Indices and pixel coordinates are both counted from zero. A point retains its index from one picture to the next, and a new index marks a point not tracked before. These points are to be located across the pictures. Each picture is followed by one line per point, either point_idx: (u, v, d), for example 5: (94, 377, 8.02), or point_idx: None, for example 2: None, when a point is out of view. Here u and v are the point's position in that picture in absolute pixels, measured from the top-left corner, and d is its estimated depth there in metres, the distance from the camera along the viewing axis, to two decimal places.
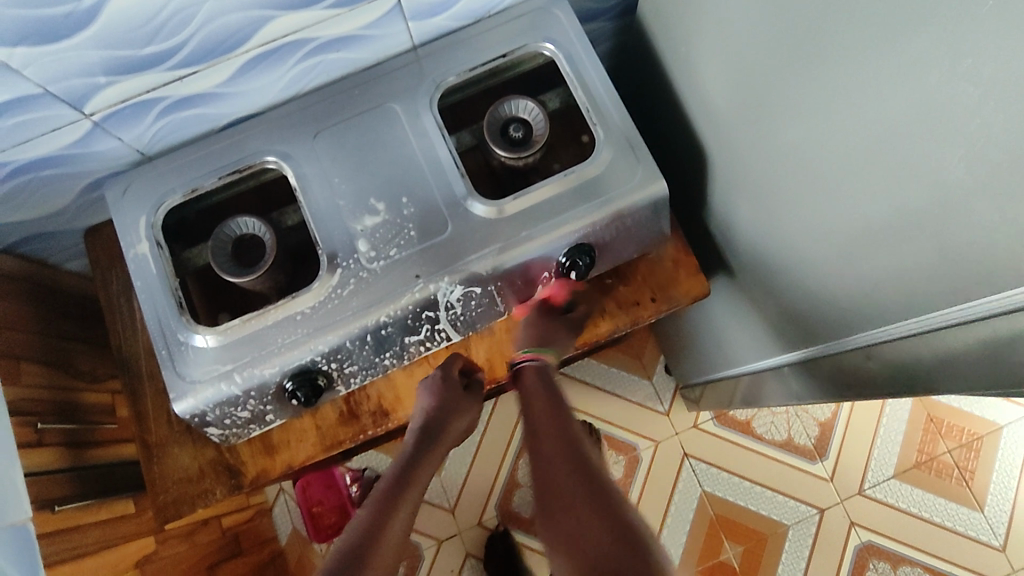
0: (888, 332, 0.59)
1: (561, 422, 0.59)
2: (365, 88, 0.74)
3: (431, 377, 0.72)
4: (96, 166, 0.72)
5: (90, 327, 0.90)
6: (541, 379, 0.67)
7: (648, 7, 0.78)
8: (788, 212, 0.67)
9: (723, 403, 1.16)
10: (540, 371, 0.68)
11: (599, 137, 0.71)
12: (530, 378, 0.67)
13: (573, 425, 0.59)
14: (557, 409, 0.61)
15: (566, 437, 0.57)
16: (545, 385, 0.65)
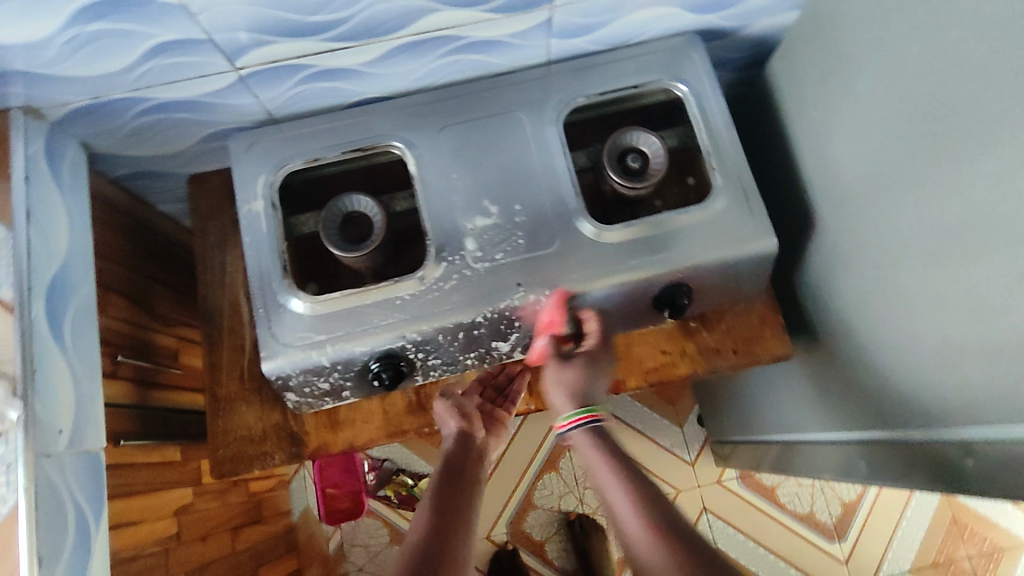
0: (963, 433, 0.59)
1: (640, 490, 0.62)
2: (495, 93, 0.75)
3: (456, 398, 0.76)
4: (225, 118, 0.73)
5: (169, 270, 0.91)
6: (602, 454, 0.67)
7: (781, 66, 0.79)
8: (890, 292, 0.67)
9: (753, 466, 1.14)
10: (602, 443, 0.68)
11: (717, 182, 0.72)
12: (590, 456, 0.68)
13: (654, 501, 0.62)
14: (630, 473, 0.65)
15: (647, 514, 0.60)
16: (616, 471, 0.65)
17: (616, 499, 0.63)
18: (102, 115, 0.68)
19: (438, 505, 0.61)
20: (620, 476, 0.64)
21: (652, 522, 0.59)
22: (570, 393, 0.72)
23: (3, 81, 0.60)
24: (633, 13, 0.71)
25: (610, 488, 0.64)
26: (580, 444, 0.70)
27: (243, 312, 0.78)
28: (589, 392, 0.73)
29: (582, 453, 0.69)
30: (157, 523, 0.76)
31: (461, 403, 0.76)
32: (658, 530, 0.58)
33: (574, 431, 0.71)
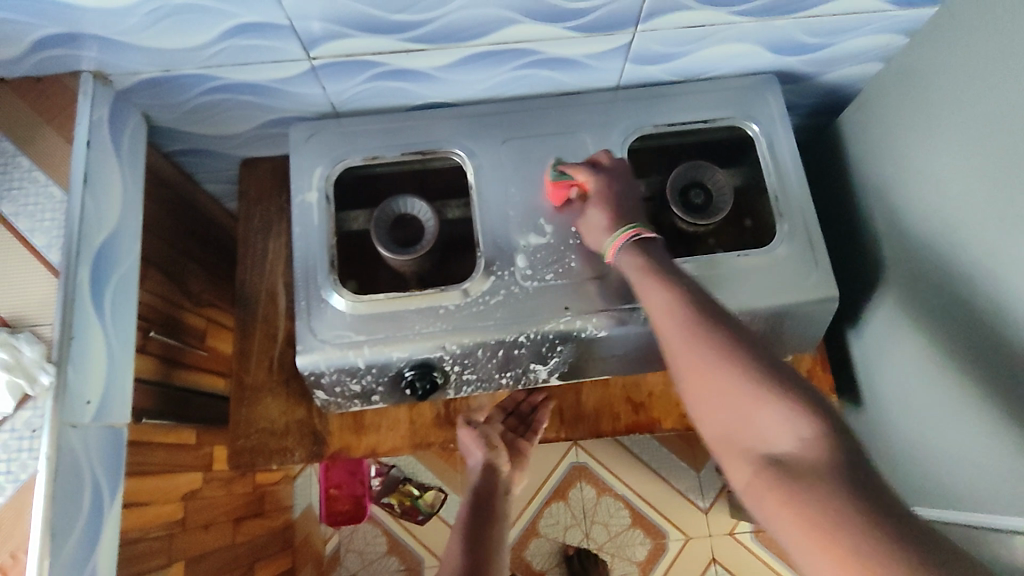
0: (1018, 521, 0.57)
1: (687, 290, 0.54)
2: (561, 112, 0.73)
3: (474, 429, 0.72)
4: (288, 106, 0.72)
5: (206, 249, 0.89)
6: (637, 260, 0.57)
7: (858, 118, 0.76)
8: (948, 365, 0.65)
9: None
10: (643, 249, 0.58)
11: (781, 230, 0.70)
12: (630, 271, 0.58)
13: (700, 295, 0.53)
14: (673, 271, 0.55)
15: (703, 333, 0.50)
16: (659, 277, 0.55)
17: (666, 317, 0.53)
18: (167, 89, 0.66)
19: (468, 543, 0.60)
20: (661, 271, 0.56)
21: (709, 336, 0.50)
22: (610, 223, 0.62)
23: (76, 43, 0.59)
24: (714, 48, 0.70)
25: (650, 294, 0.55)
26: (622, 261, 0.59)
27: (280, 301, 0.77)
28: (627, 211, 0.62)
29: (625, 266, 0.58)
30: (164, 506, 0.73)
31: (484, 432, 0.72)
32: (706, 324, 0.50)
33: (620, 253, 0.59)
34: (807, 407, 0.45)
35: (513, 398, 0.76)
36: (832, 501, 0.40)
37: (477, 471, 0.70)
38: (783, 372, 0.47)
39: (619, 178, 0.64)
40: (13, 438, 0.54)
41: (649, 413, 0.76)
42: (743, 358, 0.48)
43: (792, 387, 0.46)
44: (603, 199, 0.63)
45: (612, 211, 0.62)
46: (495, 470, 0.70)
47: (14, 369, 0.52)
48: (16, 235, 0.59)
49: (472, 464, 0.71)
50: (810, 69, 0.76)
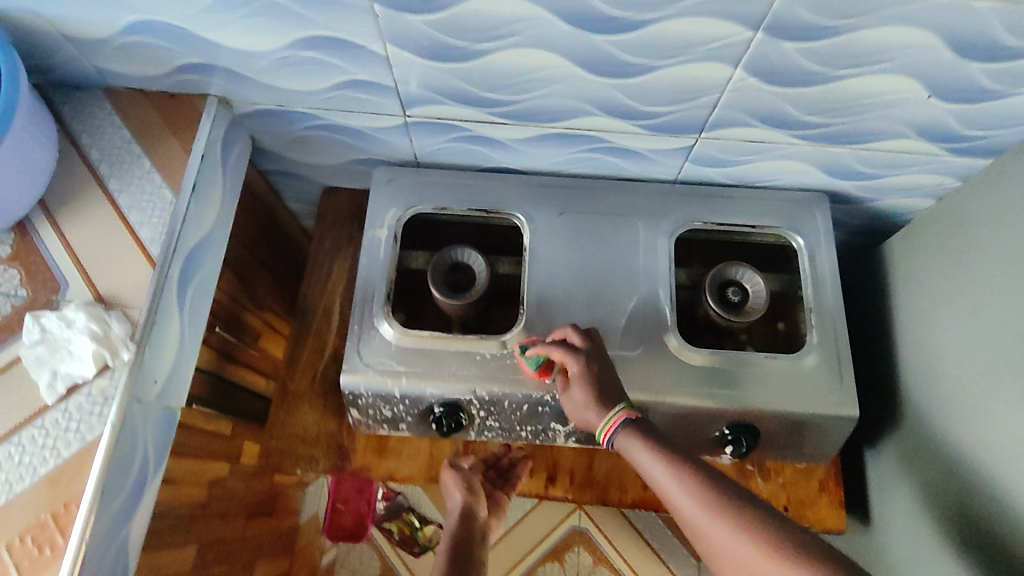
0: None
1: (682, 460, 0.56)
2: (619, 194, 0.78)
3: (456, 472, 0.77)
4: (376, 150, 0.79)
5: (276, 259, 0.97)
6: (636, 439, 0.59)
7: (904, 247, 0.80)
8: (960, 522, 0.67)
9: None
10: (637, 428, 0.60)
11: (811, 340, 0.74)
12: (627, 452, 0.60)
13: (691, 462, 0.56)
14: (664, 447, 0.58)
15: (712, 505, 0.53)
16: (653, 449, 0.58)
17: (669, 490, 0.56)
18: (276, 119, 0.75)
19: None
20: (655, 445, 0.58)
21: (717, 507, 0.52)
22: (596, 405, 0.62)
23: (209, 72, 0.68)
24: (771, 161, 0.75)
25: (653, 475, 0.57)
26: (621, 443, 0.60)
27: (333, 319, 0.84)
28: (609, 393, 0.63)
29: (621, 452, 0.60)
30: (193, 488, 0.79)
31: (467, 476, 0.77)
32: (711, 498, 0.53)
33: (619, 436, 0.61)
34: (823, 563, 0.47)
35: (492, 453, 0.80)
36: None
37: (456, 513, 0.75)
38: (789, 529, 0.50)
39: (596, 357, 0.66)
40: (87, 402, 0.61)
41: (657, 491, 0.79)
42: (755, 530, 0.50)
43: (779, 532, 0.50)
44: (588, 382, 0.63)
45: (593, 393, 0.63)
46: (473, 516, 0.75)
47: (100, 342, 0.60)
48: (126, 226, 0.66)
49: (452, 504, 0.76)
50: (861, 194, 0.80)
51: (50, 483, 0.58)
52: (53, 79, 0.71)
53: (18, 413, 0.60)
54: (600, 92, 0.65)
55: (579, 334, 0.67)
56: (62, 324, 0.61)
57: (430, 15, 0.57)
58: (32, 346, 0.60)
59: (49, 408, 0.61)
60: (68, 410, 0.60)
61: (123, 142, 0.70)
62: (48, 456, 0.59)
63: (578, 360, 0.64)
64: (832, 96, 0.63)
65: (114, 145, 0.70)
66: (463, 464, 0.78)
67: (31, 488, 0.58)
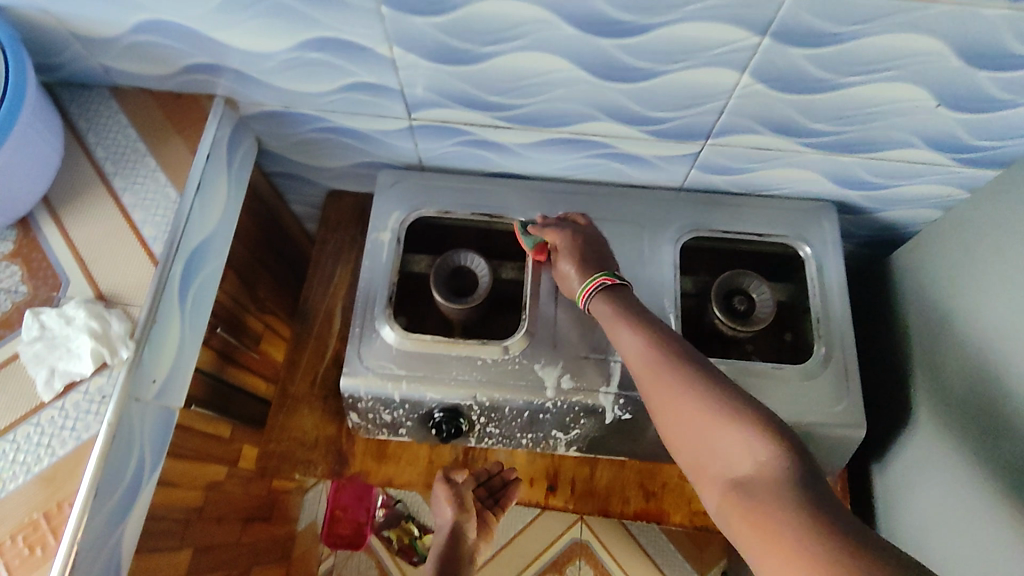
0: None
1: (655, 331, 0.60)
2: (623, 200, 0.78)
3: (445, 488, 0.74)
4: (380, 153, 0.79)
5: (279, 262, 0.97)
6: (614, 308, 0.63)
7: (912, 258, 0.79)
8: (957, 508, 0.67)
9: None
10: (616, 300, 0.64)
11: (818, 350, 0.73)
12: (605, 318, 0.64)
13: (661, 332, 0.60)
14: (642, 317, 0.62)
15: (667, 363, 0.56)
16: (627, 317, 0.62)
17: (634, 353, 0.59)
18: (281, 121, 0.75)
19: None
20: (631, 313, 0.62)
21: (671, 365, 0.56)
22: (583, 270, 0.67)
23: (215, 72, 0.68)
24: (778, 169, 0.74)
25: (625, 338, 0.61)
26: (599, 312, 0.65)
27: (335, 322, 0.83)
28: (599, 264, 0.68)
29: (601, 317, 0.64)
30: (189, 491, 0.78)
31: (458, 492, 0.74)
32: (668, 358, 0.57)
33: (596, 301, 0.65)
34: (758, 422, 0.49)
35: (486, 472, 0.77)
36: (785, 505, 0.44)
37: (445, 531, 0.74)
38: (738, 393, 0.52)
39: (580, 232, 0.71)
40: (84, 400, 0.60)
41: (660, 503, 0.78)
42: (707, 389, 0.53)
43: (728, 396, 0.52)
44: (580, 255, 0.68)
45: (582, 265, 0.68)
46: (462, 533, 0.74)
47: (99, 339, 0.60)
48: (129, 224, 0.66)
49: (442, 521, 0.74)
50: (869, 203, 0.79)
51: (44, 483, 0.58)
52: (61, 78, 0.71)
53: (14, 411, 0.60)
54: (606, 96, 0.65)
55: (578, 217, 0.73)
56: (62, 322, 0.60)
57: (436, 17, 0.57)
58: (31, 343, 0.60)
59: (46, 406, 0.60)
60: (65, 408, 0.60)
61: (129, 141, 0.70)
62: (42, 454, 0.58)
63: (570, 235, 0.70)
64: (839, 104, 0.63)
65: (120, 144, 0.70)
66: (456, 479, 0.75)
67: (24, 486, 0.58)
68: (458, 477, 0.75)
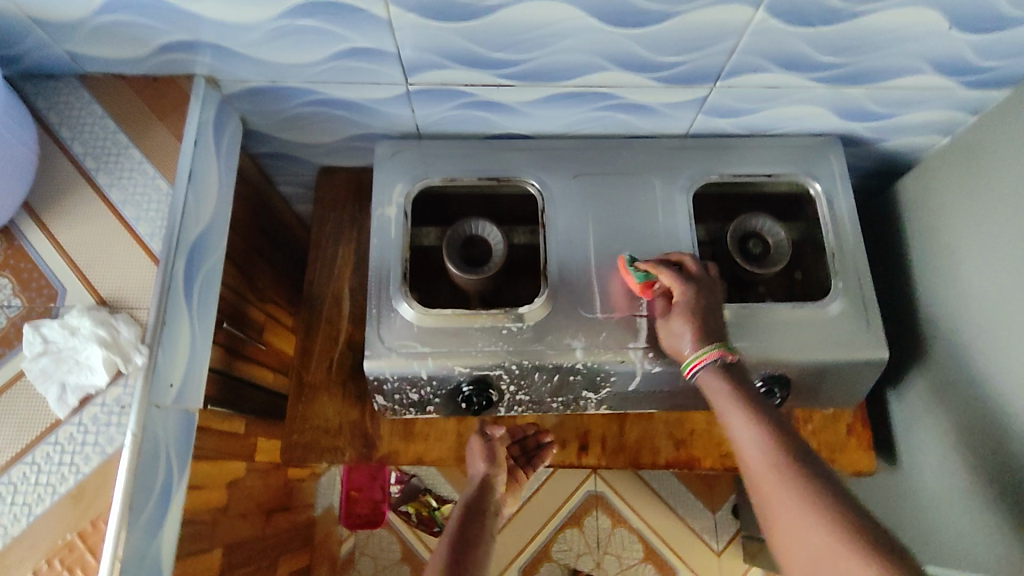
0: None
1: (775, 425, 0.55)
2: (630, 152, 0.76)
3: (481, 442, 0.73)
4: (375, 123, 0.75)
5: (273, 247, 0.93)
6: (727, 387, 0.60)
7: (919, 186, 0.79)
8: (979, 425, 0.70)
9: None
10: (730, 374, 0.60)
11: (836, 287, 0.73)
12: (715, 396, 0.60)
13: (784, 425, 0.56)
14: (759, 404, 0.57)
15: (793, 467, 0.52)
16: (747, 402, 0.58)
17: (749, 445, 0.55)
18: (268, 98, 0.71)
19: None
20: (746, 392, 0.59)
21: (799, 471, 0.52)
22: (695, 334, 0.62)
23: (194, 50, 0.63)
24: (785, 108, 0.73)
25: (736, 427, 0.57)
26: (709, 385, 0.61)
27: (344, 304, 0.81)
28: (714, 327, 0.63)
29: (710, 394, 0.61)
30: (213, 492, 0.76)
31: (492, 446, 0.72)
32: (794, 460, 0.52)
33: (705, 371, 0.61)
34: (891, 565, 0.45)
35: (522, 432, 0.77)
36: None
37: (474, 483, 0.70)
38: (868, 519, 0.48)
39: (705, 288, 0.65)
40: (103, 412, 0.57)
41: (690, 450, 0.79)
42: (832, 512, 0.49)
43: (861, 526, 0.47)
44: (694, 311, 0.63)
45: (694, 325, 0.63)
46: (491, 487, 0.70)
47: (111, 348, 0.56)
48: (122, 222, 0.62)
49: (474, 474, 0.71)
50: (873, 135, 0.79)
51: (73, 501, 0.55)
52: (21, 69, 0.65)
53: (28, 430, 0.56)
54: (615, 44, 0.62)
55: (698, 265, 0.66)
56: (66, 333, 0.57)
57: None
58: (36, 359, 0.56)
59: (62, 423, 0.57)
60: (83, 423, 0.57)
61: (107, 133, 0.65)
62: (67, 473, 0.55)
63: (689, 288, 0.64)
64: (852, 34, 0.62)
65: (98, 137, 0.65)
66: (492, 433, 0.74)
67: (51, 508, 0.55)
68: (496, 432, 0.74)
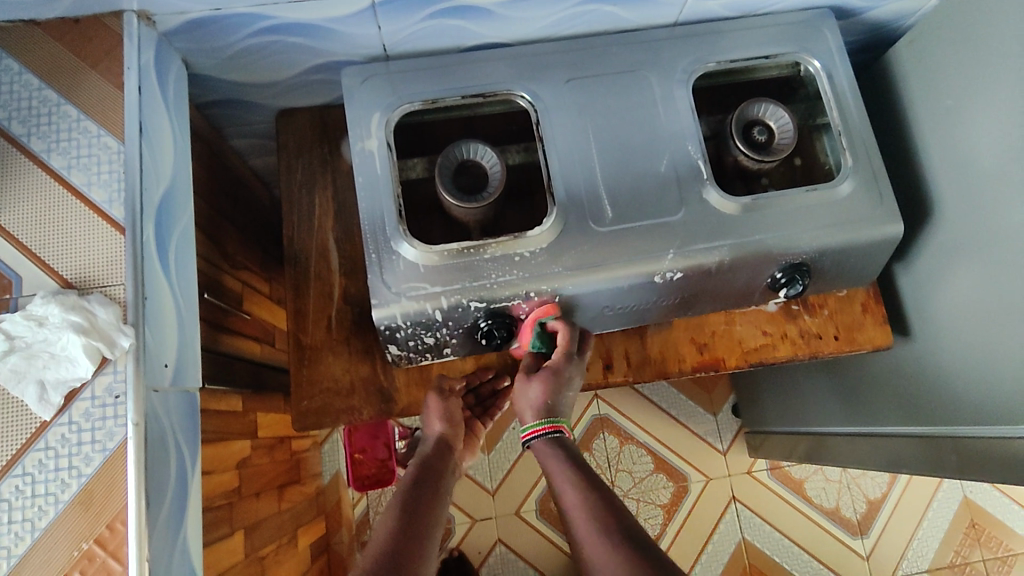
0: None
1: (593, 488, 0.59)
2: (618, 49, 0.71)
3: (440, 403, 0.71)
4: (337, 47, 0.68)
5: (238, 208, 0.85)
6: (556, 456, 0.64)
7: (911, 51, 0.77)
8: (997, 282, 0.69)
9: (789, 454, 1.16)
10: (559, 444, 0.65)
11: (847, 164, 0.70)
12: (542, 455, 0.65)
13: (592, 477, 0.60)
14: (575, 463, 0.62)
15: (607, 532, 0.54)
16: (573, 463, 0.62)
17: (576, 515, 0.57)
18: (211, 31, 0.62)
19: (406, 517, 0.59)
20: (578, 468, 0.61)
21: (603, 528, 0.55)
22: (537, 405, 0.66)
23: None
24: None
25: (567, 494, 0.59)
26: (541, 451, 0.66)
27: (332, 257, 0.75)
28: (557, 403, 0.66)
29: (539, 458, 0.65)
30: (224, 474, 0.70)
31: (449, 405, 0.72)
32: (603, 511, 0.57)
33: (536, 443, 0.67)
34: None
35: (534, 377, 0.75)
36: None
37: (431, 442, 0.72)
38: None
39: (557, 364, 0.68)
40: (95, 406, 0.50)
41: (713, 352, 0.77)
42: None
43: None
44: (552, 378, 0.67)
45: (547, 392, 0.66)
46: (447, 447, 0.72)
47: (89, 333, 0.49)
48: (71, 191, 0.55)
49: (429, 435, 0.72)
50: (863, 3, 0.75)
51: (82, 508, 0.49)
52: None
53: (11, 440, 0.49)
54: None
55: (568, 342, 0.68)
56: (33, 325, 0.49)
57: None
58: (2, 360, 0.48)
59: (50, 424, 0.50)
60: (74, 421, 0.50)
61: (31, 91, 0.56)
62: (67, 479, 0.49)
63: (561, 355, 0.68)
64: None
65: (20, 97, 0.56)
66: (449, 389, 0.72)
67: (59, 519, 0.49)
68: (453, 386, 0.73)
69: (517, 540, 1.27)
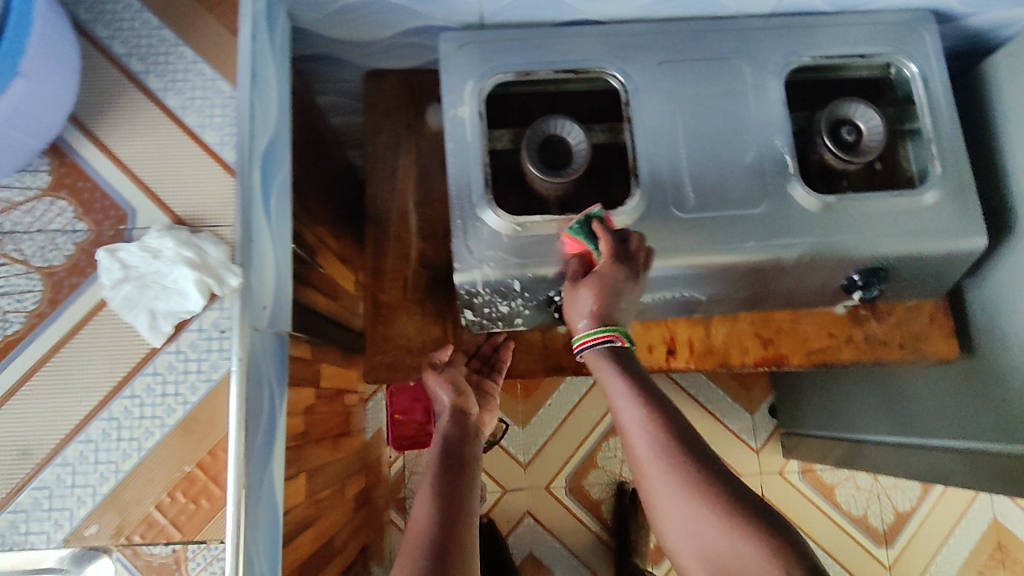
0: None
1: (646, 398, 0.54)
2: (714, 35, 0.71)
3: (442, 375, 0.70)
4: (437, 11, 0.69)
5: (318, 163, 0.87)
6: (613, 368, 0.57)
7: (1009, 60, 0.75)
8: None
9: (822, 457, 1.17)
10: (617, 357, 0.57)
11: (935, 172, 0.69)
12: (602, 374, 0.57)
13: (660, 403, 0.54)
14: (637, 382, 0.55)
15: (654, 427, 0.52)
16: (632, 386, 0.55)
17: (643, 455, 0.52)
18: None
19: (444, 501, 0.55)
20: (637, 386, 0.55)
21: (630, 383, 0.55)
22: (593, 314, 0.59)
23: None
24: None
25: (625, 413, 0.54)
26: (596, 366, 0.58)
27: (411, 219, 0.77)
28: (614, 310, 0.60)
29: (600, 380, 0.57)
30: (295, 418, 0.73)
31: (451, 375, 0.70)
32: (643, 397, 0.54)
33: (588, 352, 0.59)
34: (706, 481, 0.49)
35: None
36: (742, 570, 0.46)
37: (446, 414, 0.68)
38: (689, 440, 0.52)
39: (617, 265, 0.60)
40: (202, 338, 0.53)
41: (776, 348, 0.78)
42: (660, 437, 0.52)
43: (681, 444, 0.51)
44: (603, 287, 0.59)
45: (601, 298, 0.59)
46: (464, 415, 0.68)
47: (201, 270, 0.52)
48: (185, 131, 0.57)
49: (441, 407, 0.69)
50: (965, 8, 0.74)
51: (184, 432, 0.52)
52: None
53: (122, 364, 0.52)
54: None
55: (639, 246, 0.61)
56: (148, 257, 0.51)
57: None
58: (117, 287, 0.51)
59: (159, 351, 0.53)
60: (181, 350, 0.53)
61: (150, 30, 0.58)
62: (173, 404, 0.52)
63: (613, 262, 0.60)
64: None
65: (140, 36, 0.58)
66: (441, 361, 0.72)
67: (163, 441, 0.52)
68: (445, 358, 0.72)
69: (545, 514, 1.30)
